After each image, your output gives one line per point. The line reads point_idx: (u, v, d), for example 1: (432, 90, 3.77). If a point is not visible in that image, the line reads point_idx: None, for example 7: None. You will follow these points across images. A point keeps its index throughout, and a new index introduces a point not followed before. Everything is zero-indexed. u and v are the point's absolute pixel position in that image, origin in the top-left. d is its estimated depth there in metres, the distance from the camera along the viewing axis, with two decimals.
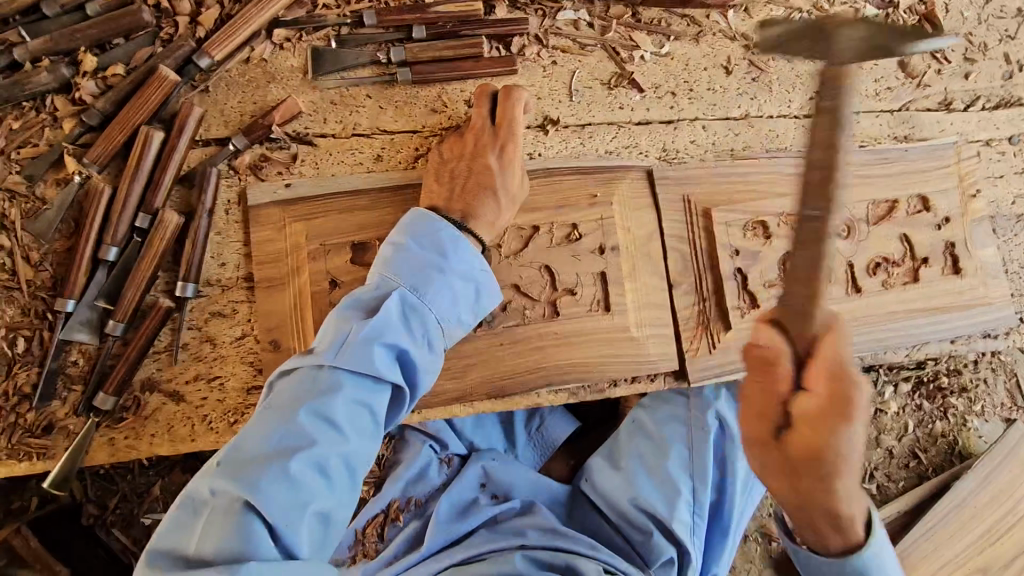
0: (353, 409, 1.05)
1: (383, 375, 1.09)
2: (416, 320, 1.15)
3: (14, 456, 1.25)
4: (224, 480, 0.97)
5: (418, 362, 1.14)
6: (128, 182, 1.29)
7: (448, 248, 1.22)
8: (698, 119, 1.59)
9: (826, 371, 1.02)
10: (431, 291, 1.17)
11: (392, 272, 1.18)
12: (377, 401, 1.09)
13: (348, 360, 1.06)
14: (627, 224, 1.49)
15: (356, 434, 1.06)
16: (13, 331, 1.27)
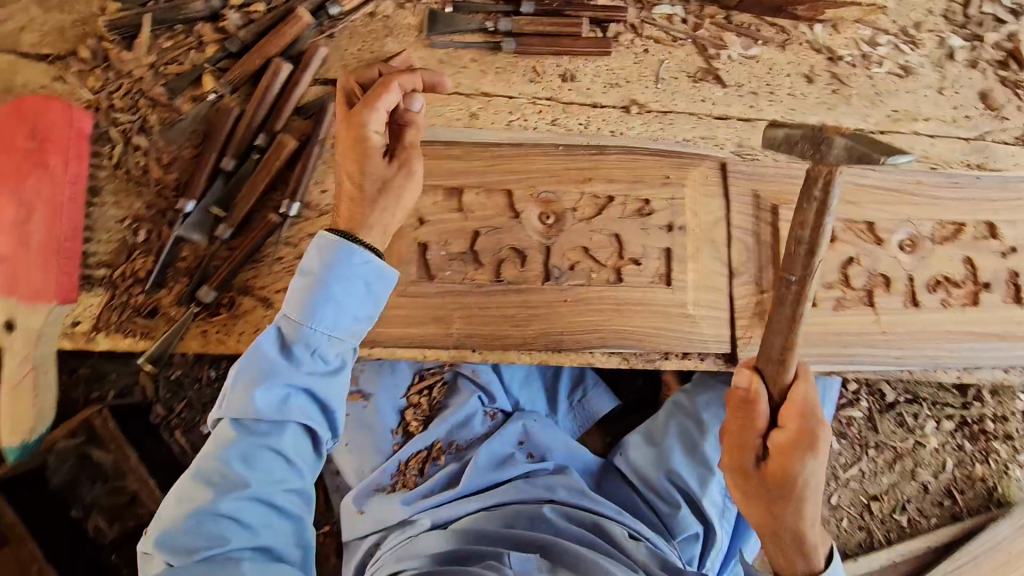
0: (254, 461, 1.19)
1: (262, 435, 1.20)
2: (305, 351, 1.23)
3: (122, 332, 1.40)
4: (175, 505, 1.19)
5: (313, 381, 1.23)
6: (256, 104, 1.45)
7: (340, 264, 1.24)
8: (776, 121, 1.66)
9: (802, 418, 1.27)
10: (321, 310, 1.22)
11: (294, 292, 1.24)
12: (283, 443, 1.22)
13: (235, 418, 1.19)
14: (697, 208, 1.56)
15: (271, 478, 1.21)
16: (137, 222, 1.43)
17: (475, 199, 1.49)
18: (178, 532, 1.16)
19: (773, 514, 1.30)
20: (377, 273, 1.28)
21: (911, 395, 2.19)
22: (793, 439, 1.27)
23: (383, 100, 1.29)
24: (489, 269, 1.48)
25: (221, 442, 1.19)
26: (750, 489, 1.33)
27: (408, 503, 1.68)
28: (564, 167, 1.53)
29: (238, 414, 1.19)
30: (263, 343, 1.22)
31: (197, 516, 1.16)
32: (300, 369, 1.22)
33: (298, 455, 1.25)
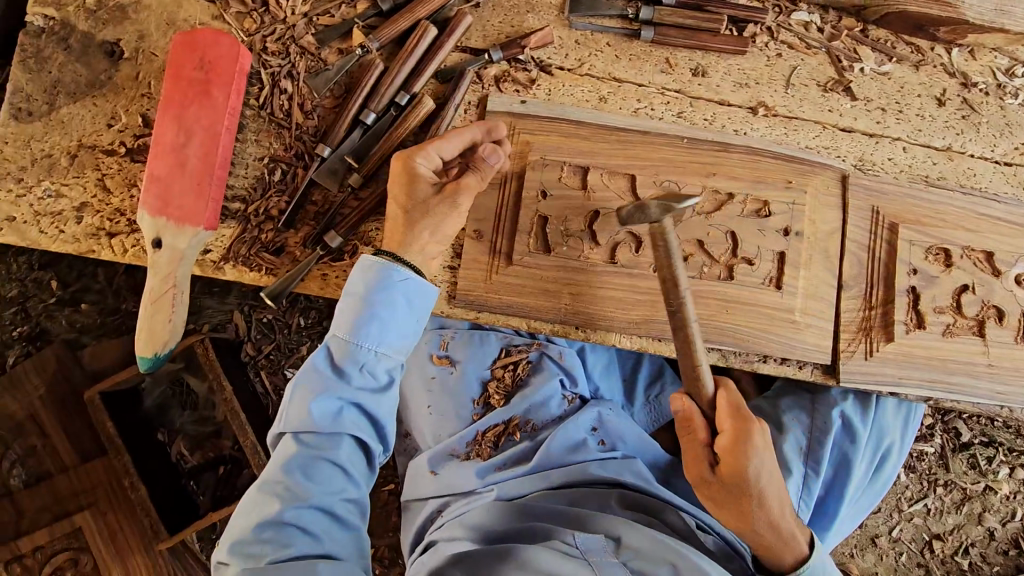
0: (310, 474, 1.20)
1: (321, 444, 1.22)
2: (357, 367, 1.25)
3: (249, 265, 1.47)
4: (240, 532, 1.20)
5: (365, 398, 1.25)
6: (400, 63, 1.49)
7: (390, 287, 1.27)
8: (901, 140, 1.64)
9: (735, 418, 1.31)
10: (368, 326, 1.25)
11: (340, 313, 1.27)
12: (339, 453, 1.23)
13: (293, 427, 1.21)
14: (815, 216, 1.55)
15: (331, 486, 1.22)
16: (275, 162, 1.49)
17: (598, 180, 1.52)
18: (247, 541, 1.17)
19: (742, 518, 1.36)
20: (419, 292, 1.30)
21: (988, 438, 2.11)
22: (733, 444, 1.30)
23: (437, 143, 1.31)
24: (604, 251, 1.51)
25: (281, 458, 1.21)
26: (714, 496, 1.37)
27: (481, 473, 1.69)
28: (687, 159, 1.55)
29: (298, 425, 1.21)
30: (318, 361, 1.24)
31: (265, 524, 1.17)
32: (349, 376, 1.24)
33: (354, 466, 1.26)
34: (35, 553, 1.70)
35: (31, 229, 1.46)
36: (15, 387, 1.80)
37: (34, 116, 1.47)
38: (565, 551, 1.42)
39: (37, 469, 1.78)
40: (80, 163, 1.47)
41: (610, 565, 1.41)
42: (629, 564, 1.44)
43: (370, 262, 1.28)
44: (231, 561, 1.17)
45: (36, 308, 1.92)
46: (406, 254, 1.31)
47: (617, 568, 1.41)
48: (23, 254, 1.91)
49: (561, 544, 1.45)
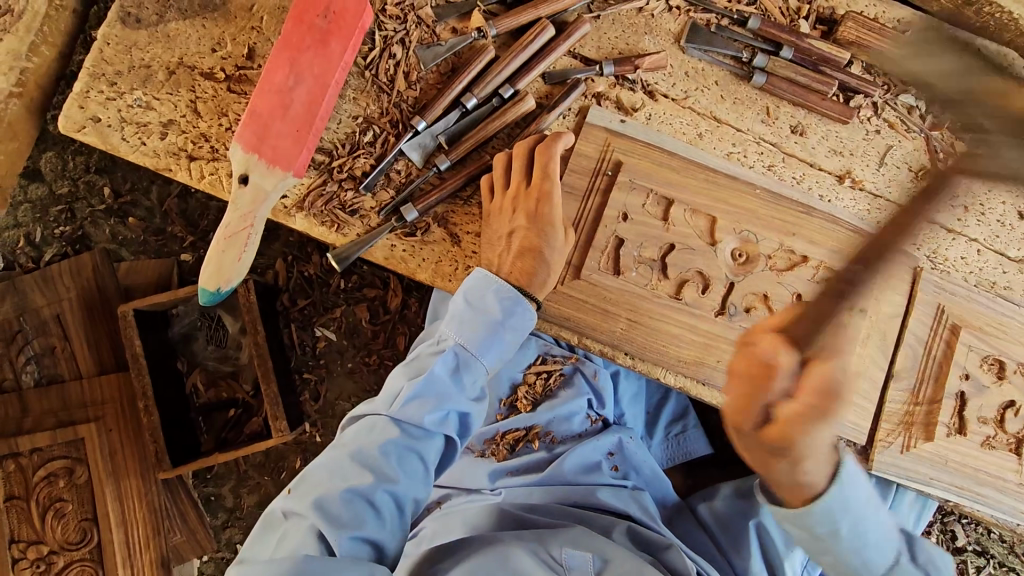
0: (405, 463, 1.21)
1: (420, 439, 1.24)
2: (470, 379, 1.31)
3: (320, 220, 1.45)
4: (316, 489, 1.17)
5: (468, 411, 1.30)
6: (512, 56, 1.47)
7: (515, 313, 1.36)
8: (976, 242, 1.65)
9: (781, 350, 1.11)
10: (487, 346, 1.33)
11: (463, 319, 1.33)
12: (431, 451, 1.25)
13: (402, 415, 1.23)
14: (882, 298, 1.55)
15: (416, 478, 1.23)
16: (368, 123, 1.47)
17: (680, 215, 1.51)
18: (328, 503, 1.15)
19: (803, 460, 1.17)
20: (529, 328, 1.38)
21: (981, 547, 2.12)
22: (797, 375, 1.11)
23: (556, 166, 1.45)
24: (671, 284, 1.50)
25: (381, 435, 1.22)
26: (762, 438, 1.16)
27: (492, 476, 1.70)
28: (771, 214, 1.54)
29: (410, 415, 1.23)
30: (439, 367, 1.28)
31: (352, 493, 1.16)
32: (462, 388, 1.29)
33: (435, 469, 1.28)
34: (32, 453, 1.66)
35: (113, 134, 1.43)
36: (47, 284, 1.77)
37: (141, 24, 1.45)
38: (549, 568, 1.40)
39: (51, 371, 1.74)
40: (176, 81, 1.45)
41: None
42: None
43: (483, 276, 1.36)
44: (306, 514, 1.15)
45: (83, 211, 1.89)
46: (524, 284, 1.39)
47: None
48: (82, 154, 1.88)
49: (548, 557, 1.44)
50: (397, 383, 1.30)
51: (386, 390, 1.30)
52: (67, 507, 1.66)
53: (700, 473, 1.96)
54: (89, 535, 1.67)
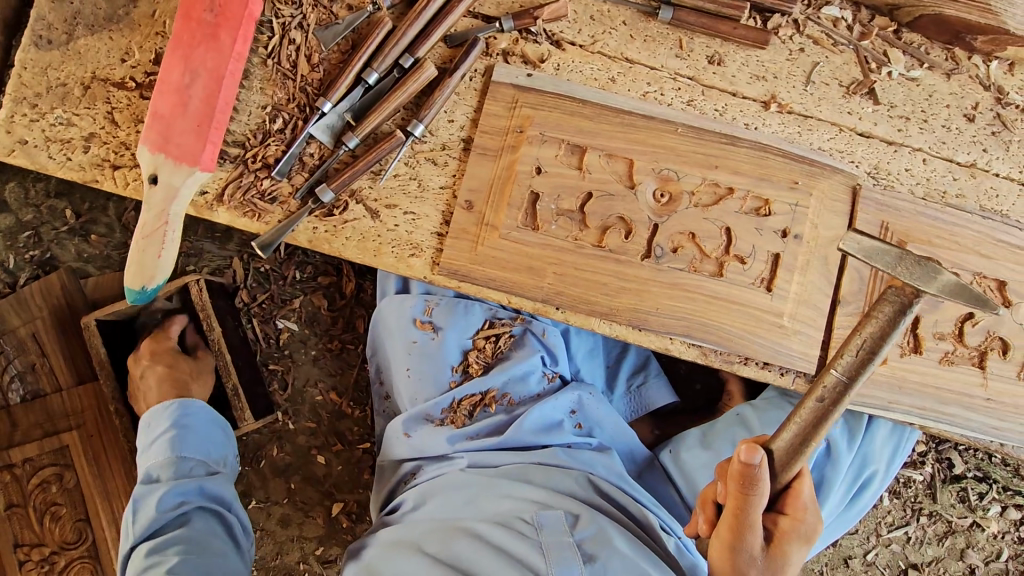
0: (219, 443, 1.64)
1: (200, 475, 1.55)
2: (198, 463, 1.57)
3: (241, 211, 1.50)
4: (174, 505, 1.48)
5: (188, 448, 1.57)
6: (407, 24, 1.46)
7: (211, 416, 1.66)
8: (921, 151, 1.56)
9: (742, 483, 1.16)
10: (203, 442, 1.60)
11: (185, 440, 1.57)
12: (158, 470, 1.53)
13: (146, 469, 1.53)
14: (818, 221, 1.50)
15: (162, 465, 1.53)
16: (277, 111, 1.50)
17: (596, 162, 1.49)
18: (165, 509, 1.46)
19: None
20: (216, 418, 1.66)
21: (983, 473, 2.01)
22: (796, 526, 1.26)
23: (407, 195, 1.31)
24: (594, 233, 1.49)
25: (161, 491, 1.48)
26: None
27: (451, 441, 1.67)
28: (691, 149, 1.50)
29: (151, 466, 1.54)
30: (176, 442, 1.56)
31: (183, 493, 1.50)
32: (214, 442, 1.62)
33: (169, 459, 1.54)
34: (24, 463, 1.78)
35: (40, 154, 1.50)
36: (21, 306, 1.88)
37: (53, 45, 1.51)
38: (521, 533, 1.46)
39: (34, 387, 1.85)
40: (92, 95, 1.51)
41: (561, 546, 1.43)
42: (583, 546, 1.45)
43: (175, 408, 1.60)
44: (176, 501, 1.48)
45: (49, 235, 1.99)
46: None
47: (567, 551, 1.43)
48: (41, 181, 1.98)
49: (520, 522, 1.48)
50: (168, 497, 1.47)
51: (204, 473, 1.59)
52: (61, 510, 1.78)
53: (668, 422, 1.95)
54: (85, 534, 1.78)
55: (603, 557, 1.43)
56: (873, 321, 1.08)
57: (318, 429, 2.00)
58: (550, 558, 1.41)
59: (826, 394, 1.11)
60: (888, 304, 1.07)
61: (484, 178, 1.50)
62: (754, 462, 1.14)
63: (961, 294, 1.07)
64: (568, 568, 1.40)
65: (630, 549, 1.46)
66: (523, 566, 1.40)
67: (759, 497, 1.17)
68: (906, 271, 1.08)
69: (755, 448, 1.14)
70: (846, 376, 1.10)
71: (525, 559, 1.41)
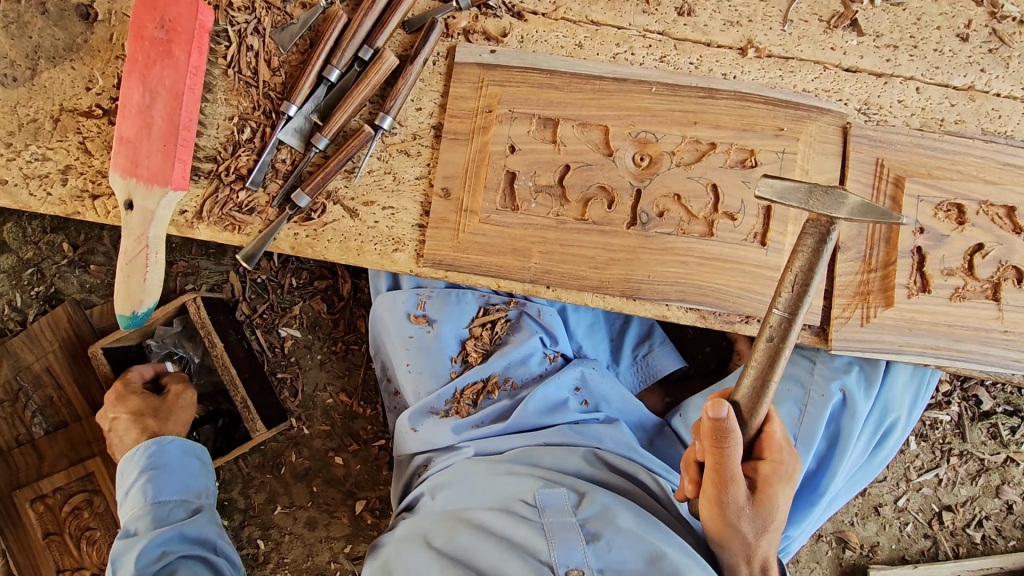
0: (192, 480, 1.67)
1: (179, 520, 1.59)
2: (174, 507, 1.61)
3: (221, 224, 1.49)
4: (155, 557, 1.50)
5: (162, 494, 1.61)
6: (363, 15, 1.42)
7: (183, 446, 1.69)
8: (913, 80, 1.48)
9: (716, 440, 1.19)
10: (176, 483, 1.64)
11: (158, 480, 1.62)
12: (136, 524, 1.57)
13: (125, 526, 1.57)
14: (809, 167, 1.43)
15: (139, 516, 1.57)
16: (244, 120, 1.48)
17: (570, 133, 1.45)
18: (147, 561, 1.49)
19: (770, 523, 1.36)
20: (185, 450, 1.69)
21: (1013, 407, 1.95)
22: (776, 467, 1.31)
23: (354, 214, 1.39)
24: (575, 207, 1.45)
25: (140, 544, 1.51)
26: (759, 515, 1.33)
27: (457, 431, 1.66)
28: (668, 108, 1.44)
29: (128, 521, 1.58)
30: (149, 488, 1.60)
31: (163, 541, 1.53)
32: (187, 476, 1.66)
33: (144, 509, 1.58)
34: (55, 493, 1.84)
35: (21, 192, 1.52)
36: (33, 342, 1.91)
37: (18, 82, 1.51)
38: (522, 515, 1.41)
39: (55, 418, 1.90)
40: (63, 127, 1.51)
41: (563, 526, 1.38)
42: (586, 526, 1.38)
43: (139, 453, 1.63)
44: (159, 553, 1.51)
45: (50, 269, 2.03)
46: None
47: (570, 531, 1.37)
48: (37, 218, 2.01)
49: (520, 505, 1.43)
50: (148, 550, 1.50)
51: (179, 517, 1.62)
52: (96, 533, 1.84)
53: (678, 388, 1.92)
54: None
55: (607, 534, 1.36)
56: (795, 253, 1.04)
57: (332, 431, 2.03)
58: (552, 541, 1.35)
59: (773, 332, 1.07)
60: (810, 236, 1.02)
61: (459, 164, 1.47)
62: (722, 418, 1.15)
63: (869, 211, 0.98)
64: (570, 547, 1.34)
65: (636, 522, 1.39)
66: (524, 551, 1.35)
67: (736, 451, 1.20)
68: (816, 203, 1.00)
69: (720, 403, 1.15)
70: (787, 312, 1.05)
71: (528, 544, 1.36)
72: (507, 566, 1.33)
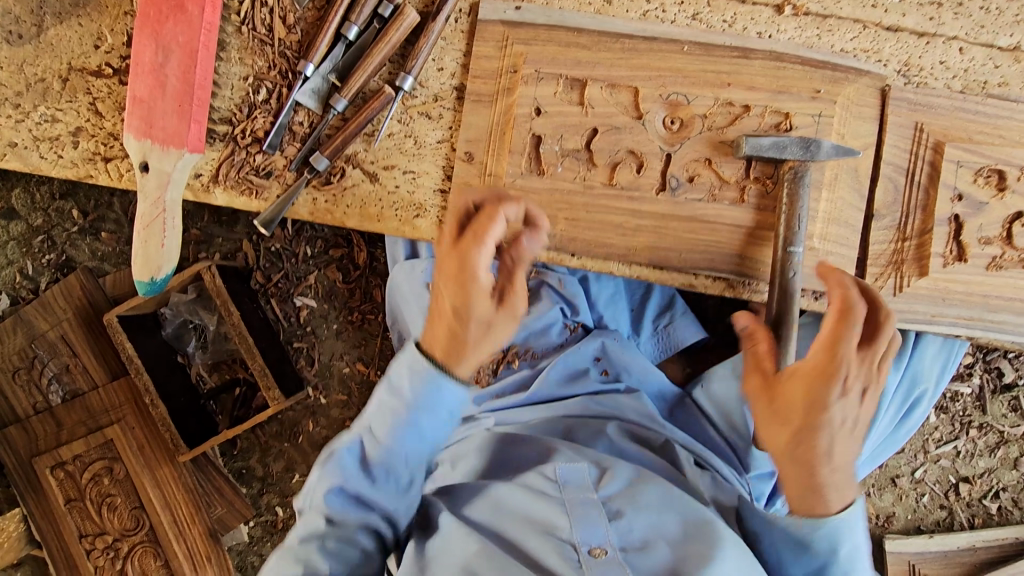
0: (413, 422, 1.18)
1: (368, 471, 1.21)
2: (386, 471, 1.21)
3: (238, 189, 1.46)
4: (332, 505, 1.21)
5: (385, 457, 1.20)
6: None
7: (428, 396, 1.16)
8: (956, 40, 1.41)
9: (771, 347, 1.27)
10: (404, 437, 1.19)
11: (377, 411, 1.20)
12: (366, 424, 1.23)
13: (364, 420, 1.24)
14: (845, 130, 1.38)
15: (375, 422, 1.21)
16: (259, 81, 1.43)
17: (598, 94, 1.40)
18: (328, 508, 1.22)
19: (783, 428, 1.13)
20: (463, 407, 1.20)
21: None
22: (815, 358, 1.12)
23: (491, 233, 1.07)
24: (604, 171, 1.41)
25: (331, 483, 1.21)
26: (782, 423, 1.14)
27: (478, 401, 1.67)
28: (701, 68, 1.38)
29: (368, 433, 1.22)
30: (387, 428, 1.19)
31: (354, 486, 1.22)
32: (417, 434, 1.19)
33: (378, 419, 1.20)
34: (74, 460, 1.85)
35: (32, 154, 1.48)
36: (46, 310, 1.88)
37: (24, 39, 1.46)
38: (542, 491, 1.30)
39: (71, 386, 1.89)
40: (72, 87, 1.46)
41: (585, 503, 1.27)
42: (608, 504, 1.28)
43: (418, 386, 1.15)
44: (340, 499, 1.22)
45: (61, 237, 1.99)
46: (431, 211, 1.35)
47: (591, 508, 1.26)
48: (45, 184, 1.98)
49: (539, 479, 1.32)
50: (333, 486, 1.21)
51: (383, 419, 1.20)
52: (117, 500, 1.85)
53: (698, 359, 1.90)
54: (142, 520, 1.85)
55: (630, 512, 1.26)
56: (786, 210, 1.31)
57: (349, 401, 2.02)
58: (574, 519, 1.24)
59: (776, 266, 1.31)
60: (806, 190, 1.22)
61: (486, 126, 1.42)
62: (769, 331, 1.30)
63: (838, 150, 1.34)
64: (593, 526, 1.23)
65: (662, 501, 1.28)
66: (545, 529, 1.25)
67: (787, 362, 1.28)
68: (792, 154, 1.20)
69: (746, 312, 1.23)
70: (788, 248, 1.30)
71: (546, 520, 1.26)
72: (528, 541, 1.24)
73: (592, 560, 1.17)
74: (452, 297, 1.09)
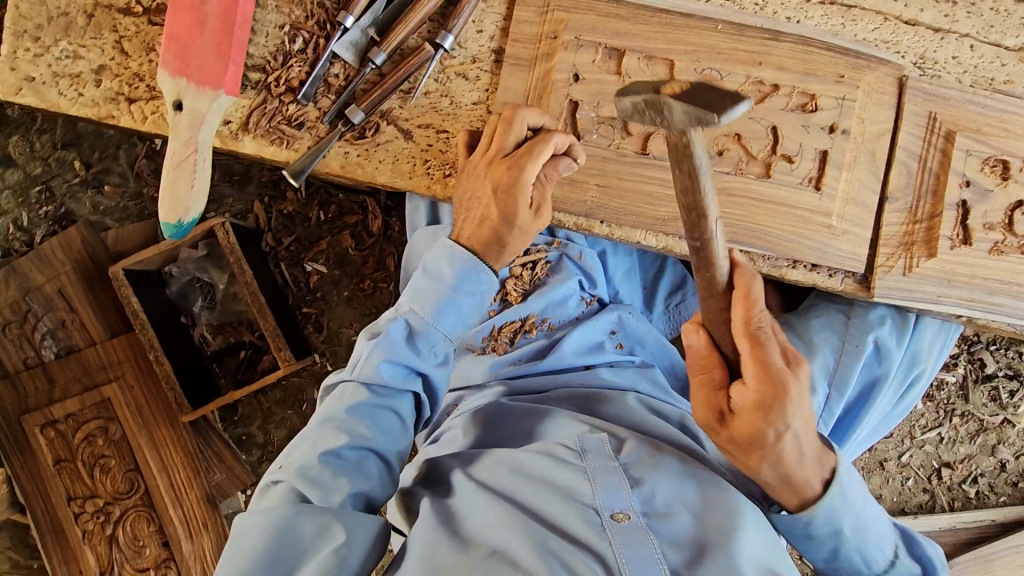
0: (455, 303, 1.23)
1: (411, 353, 1.22)
2: (428, 347, 1.24)
3: (269, 138, 1.44)
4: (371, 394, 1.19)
5: (426, 340, 1.23)
6: None
7: (470, 278, 1.24)
8: (969, 37, 1.49)
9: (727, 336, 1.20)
10: (443, 318, 1.23)
11: (417, 291, 1.24)
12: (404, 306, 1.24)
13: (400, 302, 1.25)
14: (865, 115, 1.45)
15: (416, 301, 1.23)
16: (296, 30, 1.41)
17: (635, 65, 1.43)
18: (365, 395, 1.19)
19: (756, 462, 1.14)
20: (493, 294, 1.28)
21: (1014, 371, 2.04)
22: (757, 402, 1.07)
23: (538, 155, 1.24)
24: (636, 140, 1.44)
25: (373, 365, 1.18)
26: (726, 446, 1.16)
27: (494, 368, 1.67)
28: (733, 47, 1.43)
29: (408, 315, 1.23)
30: (430, 305, 1.22)
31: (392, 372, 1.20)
32: (456, 314, 1.24)
33: (420, 299, 1.23)
34: (67, 419, 1.78)
35: (50, 90, 1.43)
36: (42, 261, 1.80)
37: None
38: (562, 458, 1.30)
39: (66, 341, 1.81)
40: (97, 24, 1.42)
41: (607, 470, 1.27)
42: (629, 471, 1.28)
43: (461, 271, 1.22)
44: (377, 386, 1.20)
45: (61, 188, 1.92)
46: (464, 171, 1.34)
47: (613, 475, 1.27)
48: (46, 132, 1.91)
49: (560, 448, 1.33)
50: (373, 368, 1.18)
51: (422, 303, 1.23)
52: (110, 462, 1.78)
53: None
54: (136, 483, 1.79)
55: (651, 480, 1.27)
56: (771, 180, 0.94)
57: None
58: (597, 486, 1.24)
59: None
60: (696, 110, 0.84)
61: (523, 91, 1.44)
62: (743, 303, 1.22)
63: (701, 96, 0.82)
64: (616, 493, 1.23)
65: (682, 471, 1.31)
66: (566, 493, 1.25)
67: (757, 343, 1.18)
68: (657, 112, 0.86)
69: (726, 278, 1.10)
70: None
71: (568, 487, 1.25)
72: (549, 506, 1.24)
73: (615, 525, 1.18)
74: (497, 204, 1.24)
